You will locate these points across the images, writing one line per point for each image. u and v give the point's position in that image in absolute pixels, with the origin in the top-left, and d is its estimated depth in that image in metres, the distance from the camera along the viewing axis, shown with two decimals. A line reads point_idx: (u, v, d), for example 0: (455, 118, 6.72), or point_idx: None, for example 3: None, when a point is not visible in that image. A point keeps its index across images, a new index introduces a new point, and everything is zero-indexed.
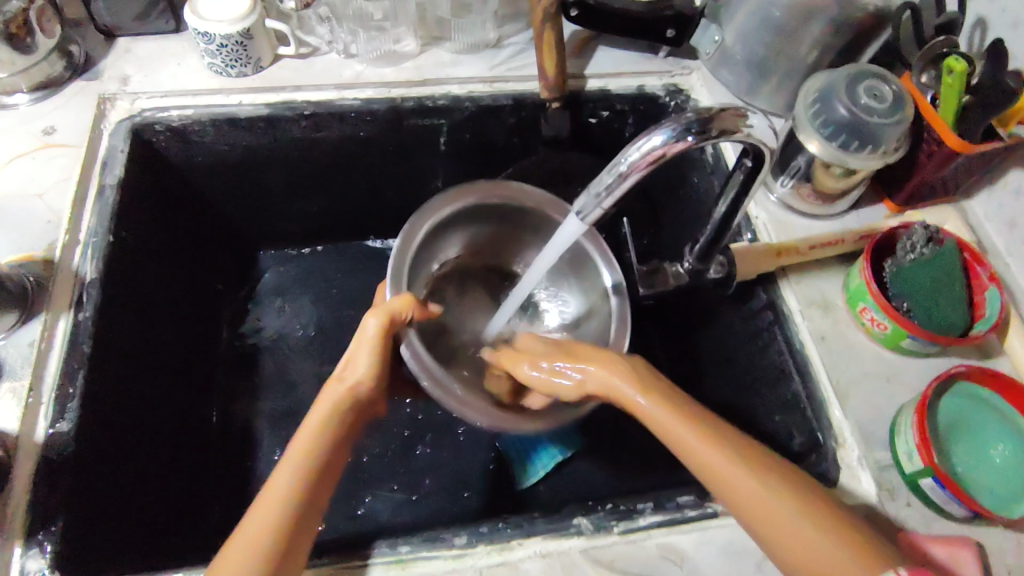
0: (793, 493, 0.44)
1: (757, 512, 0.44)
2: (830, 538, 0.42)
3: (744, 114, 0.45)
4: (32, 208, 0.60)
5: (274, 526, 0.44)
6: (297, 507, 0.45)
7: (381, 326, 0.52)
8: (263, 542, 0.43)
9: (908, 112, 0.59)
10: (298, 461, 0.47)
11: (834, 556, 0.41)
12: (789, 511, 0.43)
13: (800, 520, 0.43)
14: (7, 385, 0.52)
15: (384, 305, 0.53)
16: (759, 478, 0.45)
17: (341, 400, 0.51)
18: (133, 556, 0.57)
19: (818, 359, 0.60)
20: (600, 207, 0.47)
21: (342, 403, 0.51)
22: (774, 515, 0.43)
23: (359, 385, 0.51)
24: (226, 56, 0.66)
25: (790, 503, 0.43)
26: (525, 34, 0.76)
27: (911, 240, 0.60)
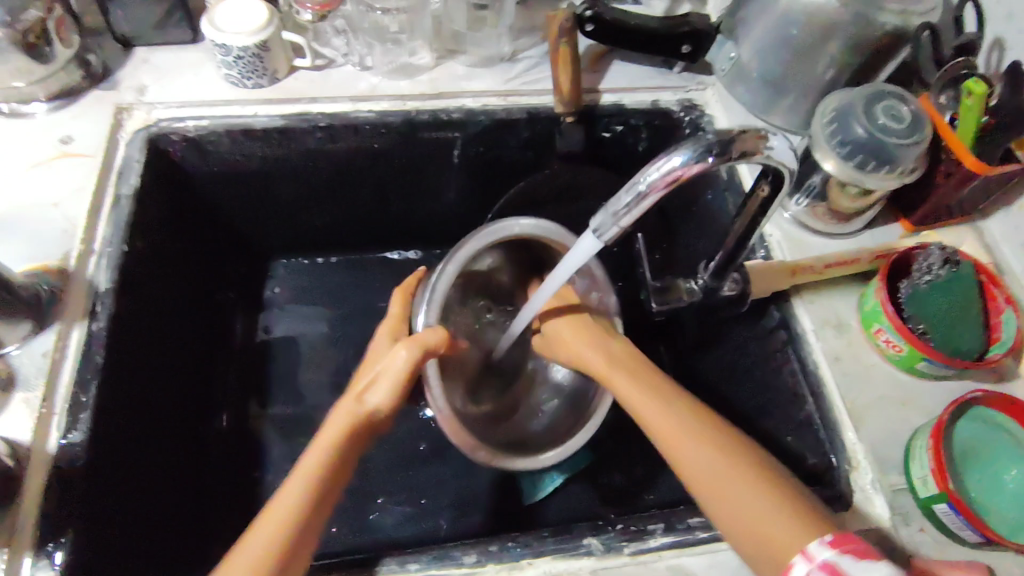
0: (734, 456, 0.46)
1: (718, 494, 0.45)
2: (766, 506, 0.43)
3: (765, 135, 0.45)
4: (48, 217, 0.60)
5: (277, 540, 0.44)
6: (302, 524, 0.45)
7: (410, 358, 0.53)
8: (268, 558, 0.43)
9: (926, 133, 0.59)
10: (308, 479, 0.48)
11: (787, 536, 0.41)
12: (756, 494, 0.44)
13: (758, 496, 0.44)
14: (19, 395, 0.52)
15: (417, 338, 0.53)
16: (723, 458, 0.46)
17: (356, 420, 0.52)
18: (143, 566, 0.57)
19: (832, 379, 0.59)
20: (617, 225, 0.47)
21: (357, 422, 0.52)
22: (715, 474, 0.45)
23: (376, 409, 0.53)
24: (242, 68, 0.67)
25: (761, 489, 0.44)
26: (539, 48, 0.76)
27: (928, 261, 0.60)
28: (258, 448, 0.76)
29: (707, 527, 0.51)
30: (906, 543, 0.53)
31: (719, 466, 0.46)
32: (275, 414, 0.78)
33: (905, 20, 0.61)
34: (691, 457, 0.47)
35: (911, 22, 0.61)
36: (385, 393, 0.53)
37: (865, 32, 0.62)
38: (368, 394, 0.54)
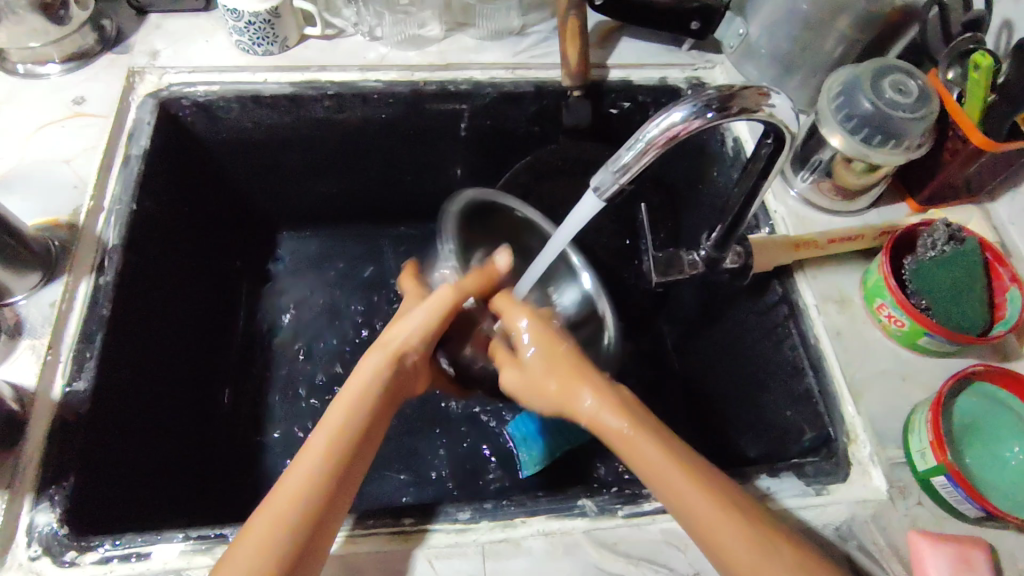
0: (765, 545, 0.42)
1: (737, 564, 0.42)
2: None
3: (766, 94, 0.45)
4: (60, 174, 0.61)
5: (285, 536, 0.41)
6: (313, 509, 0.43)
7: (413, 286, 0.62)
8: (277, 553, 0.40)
9: (933, 107, 0.58)
10: (315, 469, 0.44)
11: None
12: (767, 555, 0.42)
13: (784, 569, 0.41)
14: (26, 342, 0.53)
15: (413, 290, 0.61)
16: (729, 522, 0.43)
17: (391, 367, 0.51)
18: (145, 514, 0.58)
19: (832, 353, 0.59)
20: (617, 183, 0.46)
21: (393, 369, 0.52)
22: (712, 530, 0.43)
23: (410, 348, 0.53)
24: (253, 34, 0.67)
25: (757, 549, 0.42)
26: (549, 23, 0.76)
27: (932, 237, 0.59)
28: (261, 416, 0.76)
29: None
30: (903, 515, 0.52)
31: (686, 489, 0.44)
32: (278, 386, 0.78)
33: None
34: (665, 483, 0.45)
35: None
36: (414, 327, 0.54)
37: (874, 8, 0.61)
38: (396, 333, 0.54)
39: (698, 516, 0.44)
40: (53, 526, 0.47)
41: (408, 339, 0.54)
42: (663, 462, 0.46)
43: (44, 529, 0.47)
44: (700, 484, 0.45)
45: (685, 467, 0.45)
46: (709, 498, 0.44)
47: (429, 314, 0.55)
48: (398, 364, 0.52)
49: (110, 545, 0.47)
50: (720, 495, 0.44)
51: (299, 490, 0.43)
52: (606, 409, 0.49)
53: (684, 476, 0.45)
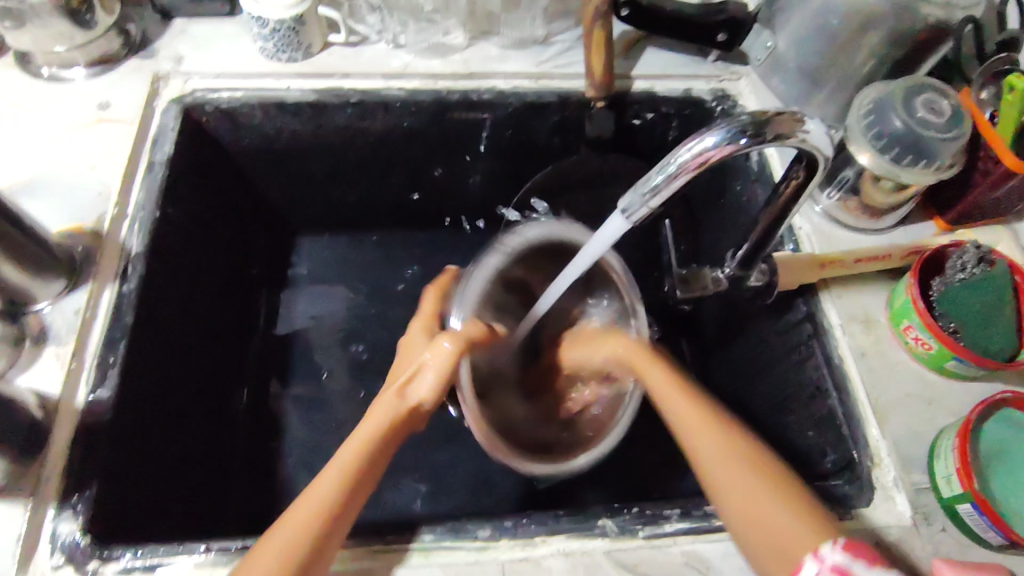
0: (813, 522, 0.43)
1: (747, 509, 0.45)
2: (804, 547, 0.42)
3: (800, 119, 0.44)
4: (85, 180, 0.62)
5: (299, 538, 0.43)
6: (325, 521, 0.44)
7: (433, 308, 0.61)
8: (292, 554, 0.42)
9: (964, 129, 0.58)
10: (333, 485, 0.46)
11: (801, 539, 0.42)
12: (778, 505, 0.44)
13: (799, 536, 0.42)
14: (51, 350, 0.53)
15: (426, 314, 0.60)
16: (784, 504, 0.44)
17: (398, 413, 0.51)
18: (166, 520, 0.58)
19: (857, 375, 0.59)
20: (646, 206, 0.46)
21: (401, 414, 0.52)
22: (761, 512, 0.44)
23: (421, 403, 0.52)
24: (278, 41, 0.67)
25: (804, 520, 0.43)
26: (573, 32, 0.75)
27: (962, 260, 0.58)
28: (278, 421, 0.76)
29: None
30: (927, 542, 0.52)
31: (710, 437, 0.49)
32: (295, 393, 0.78)
33: (949, 14, 0.59)
34: (712, 463, 0.48)
35: (954, 16, 0.59)
36: (426, 388, 0.51)
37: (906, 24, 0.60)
38: (410, 388, 0.52)
39: (731, 486, 0.46)
40: (75, 536, 0.47)
41: (417, 402, 0.52)
42: (711, 419, 0.50)
43: (67, 539, 0.47)
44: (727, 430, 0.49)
45: (716, 424, 0.50)
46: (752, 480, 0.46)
47: (437, 377, 0.51)
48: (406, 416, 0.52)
49: (132, 555, 0.47)
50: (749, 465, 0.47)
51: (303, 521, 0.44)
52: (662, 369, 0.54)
53: (715, 426, 0.49)
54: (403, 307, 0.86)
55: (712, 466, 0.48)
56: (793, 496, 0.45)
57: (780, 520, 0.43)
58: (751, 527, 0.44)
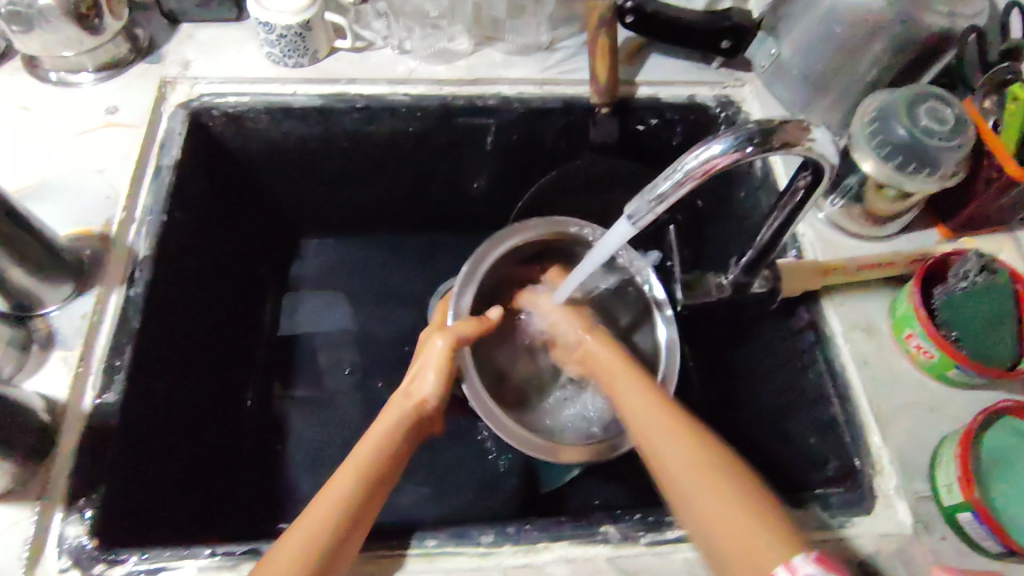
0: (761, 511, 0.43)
1: (689, 489, 0.46)
2: (752, 520, 0.43)
3: (806, 127, 0.44)
4: (93, 184, 0.62)
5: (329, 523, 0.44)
6: (349, 510, 0.46)
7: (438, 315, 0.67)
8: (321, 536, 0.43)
9: (970, 136, 0.57)
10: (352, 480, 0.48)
11: (763, 545, 0.41)
12: (729, 492, 0.45)
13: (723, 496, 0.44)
14: (58, 354, 0.54)
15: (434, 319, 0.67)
16: (714, 473, 0.46)
17: (409, 411, 0.55)
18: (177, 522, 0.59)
19: (859, 383, 0.59)
20: (652, 211, 0.47)
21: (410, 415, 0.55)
22: (707, 493, 0.45)
23: (426, 401, 0.57)
24: (284, 47, 0.68)
25: (755, 520, 0.43)
26: (578, 38, 0.76)
27: (964, 268, 0.59)
28: (283, 424, 0.77)
29: None
30: (928, 550, 0.52)
31: (676, 442, 0.49)
32: (299, 396, 0.79)
33: (952, 23, 0.60)
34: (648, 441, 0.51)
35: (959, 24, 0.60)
36: (430, 384, 0.57)
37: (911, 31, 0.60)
38: (416, 387, 0.57)
39: (671, 458, 0.49)
40: (82, 539, 0.47)
41: (423, 397, 0.57)
42: (658, 409, 0.53)
43: (74, 541, 0.47)
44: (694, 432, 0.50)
45: (671, 416, 0.52)
46: (689, 451, 0.48)
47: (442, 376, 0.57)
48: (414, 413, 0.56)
49: (138, 558, 0.47)
50: (707, 445, 0.49)
51: (325, 511, 0.45)
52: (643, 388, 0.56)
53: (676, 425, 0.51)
54: (406, 312, 0.86)
55: (652, 443, 0.51)
56: (743, 482, 0.46)
57: (717, 502, 0.44)
58: (694, 502, 0.46)
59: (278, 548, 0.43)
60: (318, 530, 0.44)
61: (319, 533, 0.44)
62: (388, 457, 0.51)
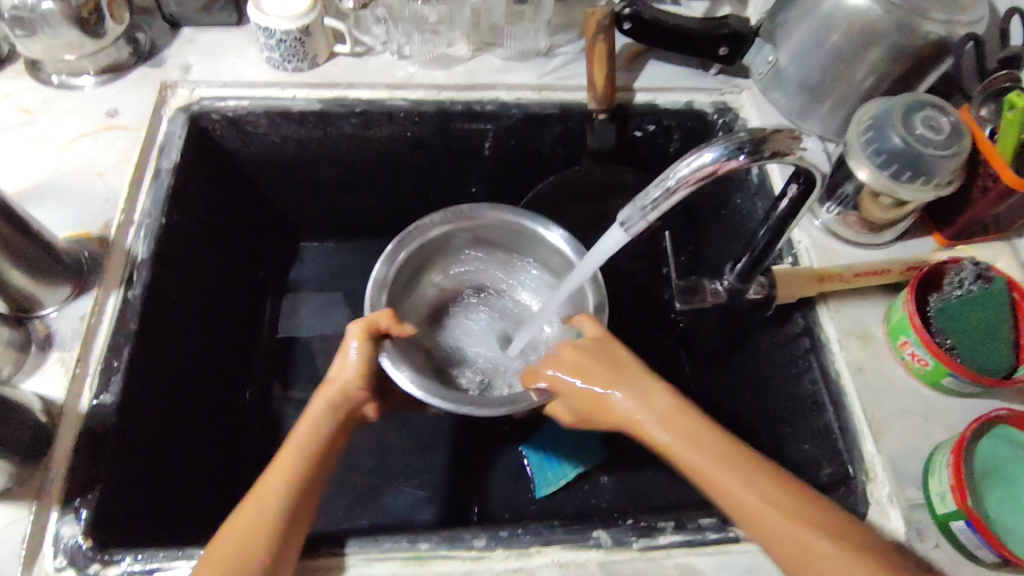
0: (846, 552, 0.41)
1: (792, 551, 0.42)
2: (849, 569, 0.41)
3: (798, 137, 0.44)
4: (92, 187, 0.63)
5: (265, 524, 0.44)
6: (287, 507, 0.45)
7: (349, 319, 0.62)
8: (258, 537, 0.43)
9: (964, 145, 0.58)
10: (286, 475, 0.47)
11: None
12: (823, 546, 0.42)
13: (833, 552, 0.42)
14: (56, 355, 0.54)
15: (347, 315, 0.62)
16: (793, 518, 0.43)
17: (334, 400, 0.53)
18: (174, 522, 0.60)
19: (853, 390, 0.59)
20: (645, 219, 0.47)
21: (336, 402, 0.54)
22: (805, 551, 0.42)
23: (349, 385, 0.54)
24: (284, 51, 0.68)
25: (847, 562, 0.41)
26: (576, 44, 0.76)
27: (959, 275, 0.59)
28: (279, 426, 0.77)
29: (718, 528, 0.51)
30: (921, 558, 0.52)
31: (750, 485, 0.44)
32: (296, 398, 0.79)
33: (949, 31, 0.60)
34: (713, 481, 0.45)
35: (955, 33, 0.60)
36: (351, 370, 0.55)
37: (907, 40, 0.60)
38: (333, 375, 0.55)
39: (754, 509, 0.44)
40: (78, 539, 0.48)
41: (344, 383, 0.54)
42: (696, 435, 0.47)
43: (70, 541, 0.48)
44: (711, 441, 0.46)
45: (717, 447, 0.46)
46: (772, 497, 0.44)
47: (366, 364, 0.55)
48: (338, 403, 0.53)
49: (132, 559, 0.48)
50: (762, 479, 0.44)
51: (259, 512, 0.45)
52: (629, 398, 0.50)
53: (691, 436, 0.47)
54: None
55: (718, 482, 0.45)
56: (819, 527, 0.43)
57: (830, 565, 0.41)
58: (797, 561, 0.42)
59: (217, 550, 0.43)
60: (270, 498, 0.45)
61: (272, 498, 0.45)
62: (314, 443, 0.50)
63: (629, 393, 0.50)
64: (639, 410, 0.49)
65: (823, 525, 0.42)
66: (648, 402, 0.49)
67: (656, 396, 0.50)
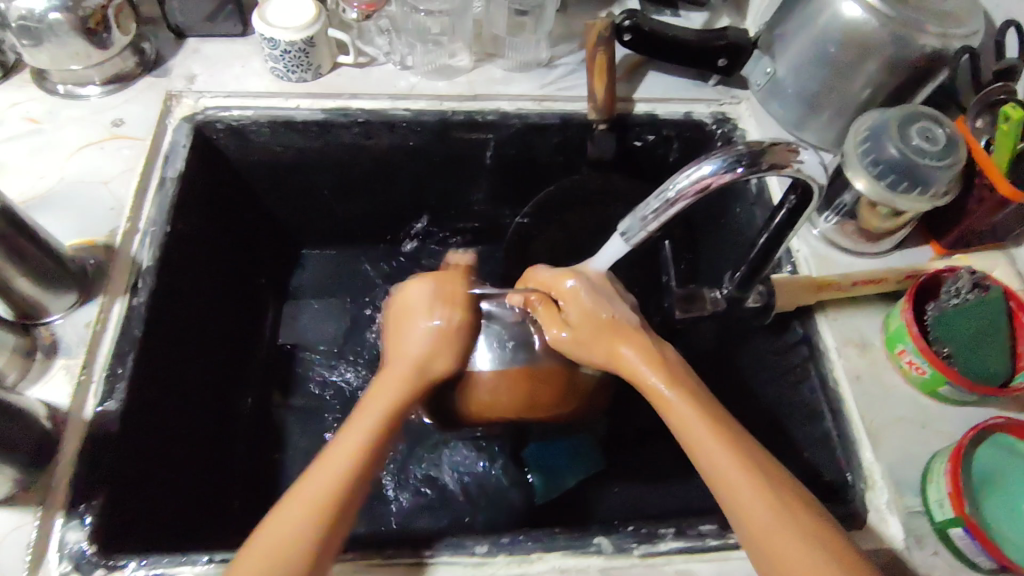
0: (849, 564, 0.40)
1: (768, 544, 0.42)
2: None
3: (795, 149, 0.45)
4: (97, 195, 0.63)
5: (318, 507, 0.43)
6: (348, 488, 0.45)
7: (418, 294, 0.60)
8: (309, 519, 0.43)
9: (960, 156, 0.58)
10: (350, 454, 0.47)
11: None
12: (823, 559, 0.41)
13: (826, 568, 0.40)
14: (61, 362, 0.55)
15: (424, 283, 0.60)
16: (771, 504, 0.43)
17: (407, 373, 0.54)
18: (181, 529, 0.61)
19: (851, 398, 0.59)
20: (645, 229, 0.48)
21: (410, 373, 0.54)
22: (779, 545, 0.42)
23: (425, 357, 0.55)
24: (288, 62, 0.69)
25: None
26: (576, 56, 0.77)
27: (956, 285, 0.59)
28: (281, 433, 0.77)
29: (718, 535, 0.52)
30: (919, 565, 0.52)
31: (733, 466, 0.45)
32: (298, 405, 0.79)
33: (944, 43, 0.61)
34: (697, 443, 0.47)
35: (950, 45, 0.61)
36: (424, 339, 0.56)
37: (903, 52, 0.61)
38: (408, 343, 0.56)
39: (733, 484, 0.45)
40: (82, 545, 0.48)
41: (422, 350, 0.56)
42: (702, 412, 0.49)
43: (74, 547, 0.48)
44: (719, 423, 0.48)
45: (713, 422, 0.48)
46: (759, 484, 0.44)
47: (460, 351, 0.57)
48: (412, 371, 0.54)
49: (136, 565, 0.48)
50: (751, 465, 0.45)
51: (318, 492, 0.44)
52: (644, 357, 0.52)
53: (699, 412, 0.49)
54: None
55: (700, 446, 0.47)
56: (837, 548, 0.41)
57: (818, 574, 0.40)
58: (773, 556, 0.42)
59: (267, 528, 0.43)
60: (313, 507, 0.43)
61: (313, 510, 0.43)
62: (379, 423, 0.49)
63: (643, 352, 0.53)
64: (655, 373, 0.51)
65: (819, 529, 0.42)
66: (660, 365, 0.52)
67: (673, 362, 0.53)
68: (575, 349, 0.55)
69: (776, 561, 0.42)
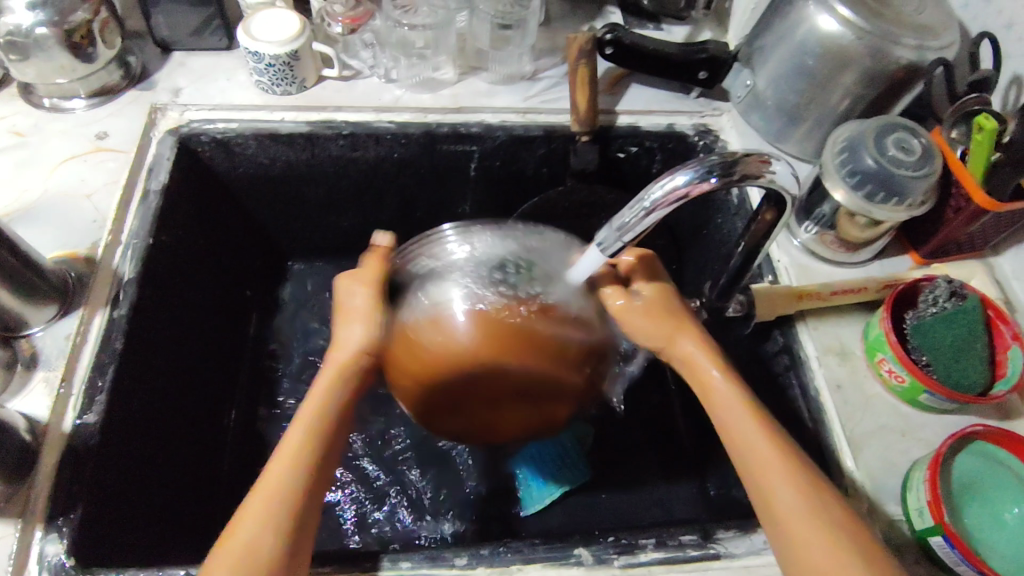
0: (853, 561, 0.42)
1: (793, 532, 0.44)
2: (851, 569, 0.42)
3: (768, 160, 0.46)
4: (80, 208, 0.63)
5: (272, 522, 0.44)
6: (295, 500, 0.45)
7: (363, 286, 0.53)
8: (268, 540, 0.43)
9: (936, 166, 0.59)
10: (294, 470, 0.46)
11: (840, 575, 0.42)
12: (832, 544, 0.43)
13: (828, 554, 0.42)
14: (40, 374, 0.54)
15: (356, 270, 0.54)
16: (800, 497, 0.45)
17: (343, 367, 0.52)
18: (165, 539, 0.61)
19: (832, 407, 0.60)
20: (620, 241, 0.47)
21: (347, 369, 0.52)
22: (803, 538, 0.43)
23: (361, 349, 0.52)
24: (273, 75, 0.70)
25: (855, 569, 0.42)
26: (560, 69, 0.78)
27: (934, 293, 0.59)
28: (265, 446, 0.77)
29: (699, 545, 0.51)
30: None
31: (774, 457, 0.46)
32: (282, 417, 0.79)
33: (920, 56, 0.62)
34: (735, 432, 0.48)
35: (926, 58, 0.62)
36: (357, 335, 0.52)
37: (879, 65, 0.62)
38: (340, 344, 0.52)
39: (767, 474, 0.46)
40: (60, 558, 0.48)
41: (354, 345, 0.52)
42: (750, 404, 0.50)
43: (51, 561, 0.47)
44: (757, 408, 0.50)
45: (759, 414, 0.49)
46: (791, 477, 0.45)
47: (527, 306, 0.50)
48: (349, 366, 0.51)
49: None
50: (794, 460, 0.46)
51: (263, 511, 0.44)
52: (705, 348, 0.53)
53: (744, 396, 0.50)
54: None
55: (739, 440, 0.48)
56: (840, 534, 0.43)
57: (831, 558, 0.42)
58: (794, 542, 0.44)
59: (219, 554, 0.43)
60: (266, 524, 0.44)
61: (265, 525, 0.44)
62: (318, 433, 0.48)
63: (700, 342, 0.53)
64: (711, 360, 0.52)
65: (830, 517, 0.44)
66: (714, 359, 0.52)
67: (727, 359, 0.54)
68: (638, 322, 0.53)
69: (796, 548, 0.43)
